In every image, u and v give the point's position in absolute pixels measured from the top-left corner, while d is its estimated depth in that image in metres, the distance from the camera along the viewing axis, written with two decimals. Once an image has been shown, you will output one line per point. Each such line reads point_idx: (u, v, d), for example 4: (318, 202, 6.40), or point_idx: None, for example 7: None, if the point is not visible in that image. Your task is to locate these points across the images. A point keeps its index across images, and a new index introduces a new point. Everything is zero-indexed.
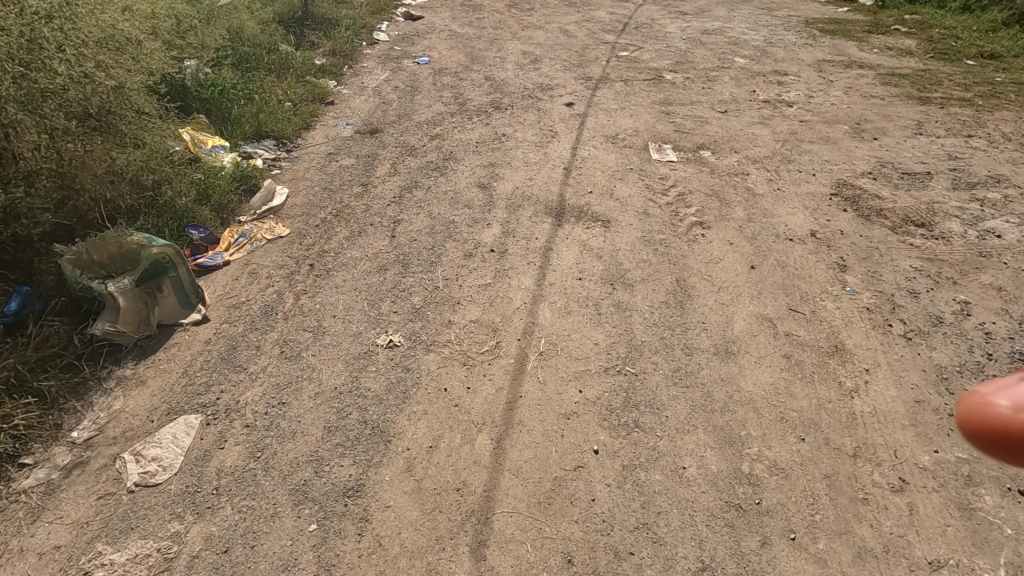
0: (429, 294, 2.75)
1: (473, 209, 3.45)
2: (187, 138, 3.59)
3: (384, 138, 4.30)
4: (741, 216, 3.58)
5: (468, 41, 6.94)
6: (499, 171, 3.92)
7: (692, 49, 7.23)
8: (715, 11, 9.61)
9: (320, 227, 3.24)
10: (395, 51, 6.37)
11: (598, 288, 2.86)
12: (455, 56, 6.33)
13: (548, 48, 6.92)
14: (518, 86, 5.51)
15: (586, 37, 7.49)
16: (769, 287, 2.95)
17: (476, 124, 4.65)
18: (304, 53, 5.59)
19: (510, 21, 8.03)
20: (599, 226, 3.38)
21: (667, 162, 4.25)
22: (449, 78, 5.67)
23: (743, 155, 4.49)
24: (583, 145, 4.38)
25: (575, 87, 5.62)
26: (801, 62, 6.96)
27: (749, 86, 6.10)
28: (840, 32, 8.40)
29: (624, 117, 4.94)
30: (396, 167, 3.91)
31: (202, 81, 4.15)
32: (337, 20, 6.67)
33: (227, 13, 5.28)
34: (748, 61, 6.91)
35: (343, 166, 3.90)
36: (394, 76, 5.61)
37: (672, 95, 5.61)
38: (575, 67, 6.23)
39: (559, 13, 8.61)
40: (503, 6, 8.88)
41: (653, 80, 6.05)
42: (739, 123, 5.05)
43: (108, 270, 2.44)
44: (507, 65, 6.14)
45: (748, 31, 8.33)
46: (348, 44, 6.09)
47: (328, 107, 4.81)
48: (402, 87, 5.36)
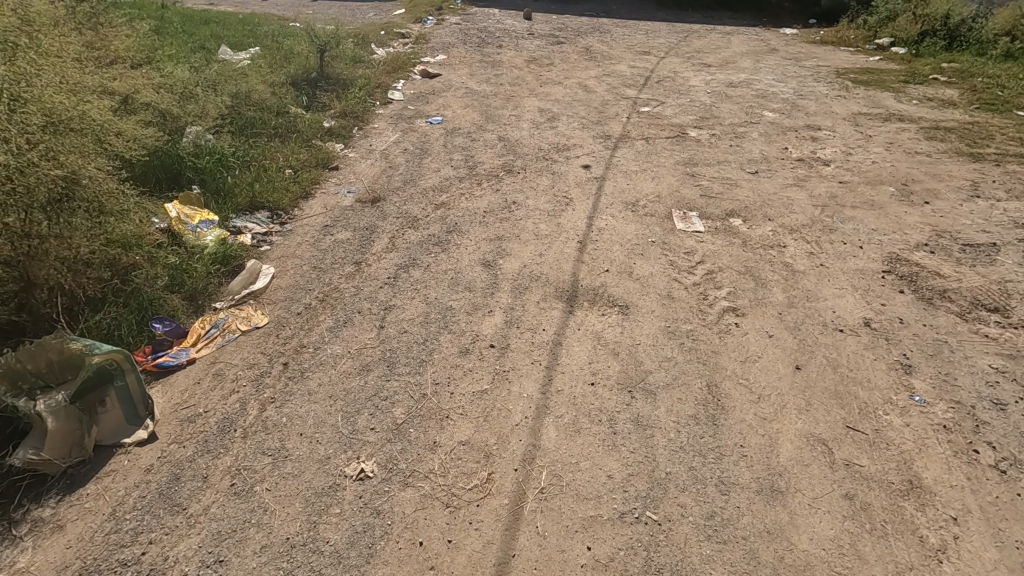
0: (414, 405, 2.36)
1: (474, 292, 3.09)
2: (171, 215, 3.37)
3: (385, 208, 4.03)
4: (780, 299, 3.13)
5: (484, 99, 6.79)
6: (507, 245, 3.58)
7: (718, 103, 6.94)
8: (740, 62, 9.39)
9: (302, 315, 2.90)
10: (409, 111, 6.23)
11: (613, 397, 2.42)
12: (469, 115, 6.16)
13: (565, 104, 6.72)
14: (533, 147, 5.24)
15: (605, 92, 7.29)
16: (818, 396, 2.47)
17: (485, 190, 4.36)
18: (314, 116, 5.46)
19: (528, 77, 7.91)
20: (615, 313, 2.98)
21: (693, 233, 3.86)
22: (462, 138, 5.45)
23: (778, 223, 4.07)
24: (600, 213, 4.02)
25: (593, 146, 5.33)
26: (835, 115, 6.58)
27: (780, 142, 5.73)
28: (874, 83, 8.02)
29: (646, 181, 4.60)
30: (396, 241, 3.60)
31: (198, 152, 3.98)
32: (352, 80, 6.61)
33: (236, 79, 5.21)
34: (777, 116, 6.57)
35: (338, 240, 3.61)
36: (404, 138, 5.42)
37: (697, 154, 5.28)
38: (593, 125, 5.97)
39: (578, 68, 8.49)
40: (522, 61, 8.81)
41: (677, 138, 5.73)
42: (772, 186, 4.65)
43: (44, 379, 2.13)
44: (523, 123, 5.92)
45: (775, 82, 8.03)
46: (361, 105, 5.98)
47: (332, 173, 4.59)
48: (412, 149, 5.15)
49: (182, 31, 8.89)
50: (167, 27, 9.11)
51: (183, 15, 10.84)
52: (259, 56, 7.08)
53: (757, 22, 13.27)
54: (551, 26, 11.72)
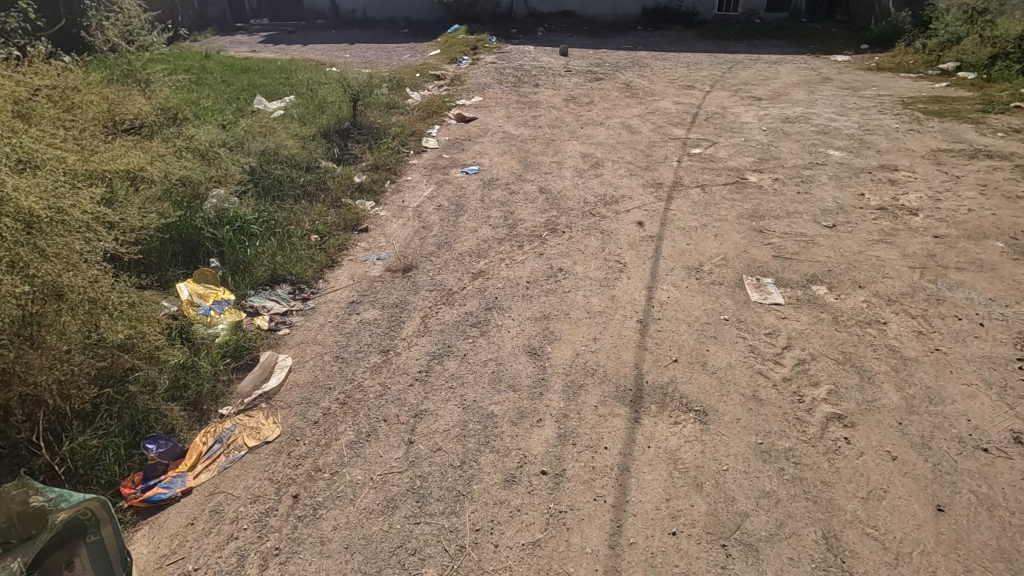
0: (451, 563, 1.88)
1: (520, 392, 2.62)
2: (183, 299, 3.05)
3: (418, 278, 3.63)
4: (896, 400, 2.55)
5: (522, 144, 6.44)
6: (556, 326, 3.11)
7: (776, 142, 6.39)
8: (793, 94, 8.83)
9: (320, 424, 2.48)
10: (444, 160, 5.92)
11: (702, 555, 1.89)
12: (507, 163, 5.79)
13: (609, 148, 6.29)
14: (577, 199, 4.81)
15: (651, 132, 6.85)
16: (976, 559, 1.89)
17: (528, 254, 3.92)
18: (345, 170, 5.18)
19: (568, 117, 7.55)
20: (690, 422, 2.45)
21: (771, 307, 3.31)
22: (500, 190, 5.07)
23: (871, 291, 3.48)
24: (660, 282, 3.53)
25: (644, 198, 4.85)
26: (911, 152, 5.94)
27: (855, 187, 5.13)
28: (949, 113, 7.34)
29: (708, 239, 4.09)
30: (428, 321, 3.18)
31: (216, 222, 3.71)
32: (385, 129, 6.36)
33: (264, 137, 5.00)
34: (844, 155, 5.97)
35: (364, 320, 3.21)
36: (439, 192, 5.08)
37: (761, 203, 4.74)
38: (642, 171, 5.53)
39: (620, 106, 8.09)
40: (560, 101, 8.48)
41: (736, 184, 5.22)
42: (855, 242, 4.06)
43: (5, 537, 1.75)
44: (565, 171, 5.51)
45: (836, 116, 7.43)
46: (394, 157, 5.70)
47: (361, 235, 4.25)
48: (447, 205, 4.79)
49: (220, 82, 8.95)
50: (207, 79, 9.19)
51: (225, 64, 11.03)
52: (292, 107, 6.95)
53: (804, 50, 12.70)
54: (588, 62, 11.45)
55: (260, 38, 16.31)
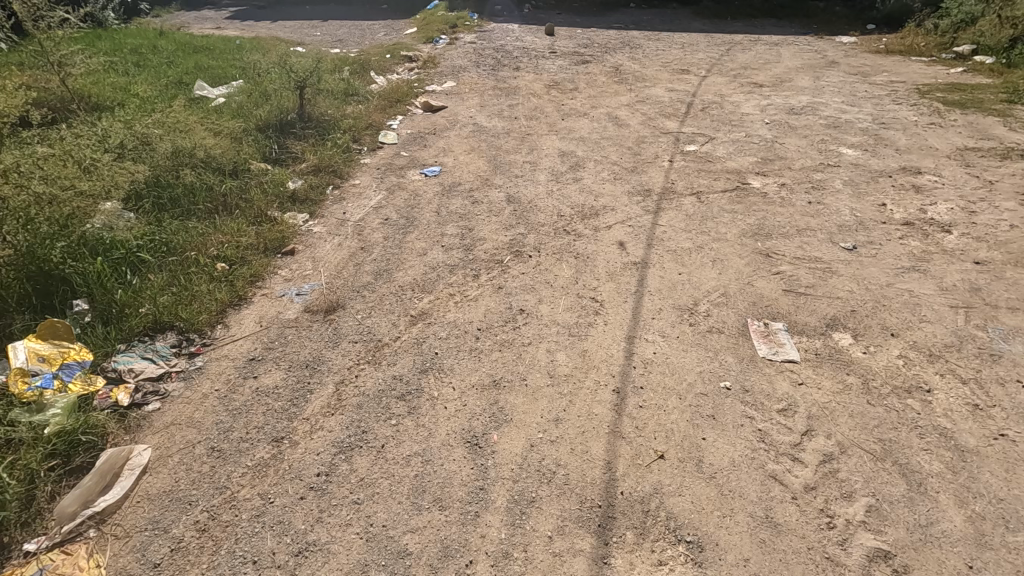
0: None
1: (448, 512, 1.92)
2: (17, 368, 2.35)
3: (342, 323, 2.90)
4: (960, 526, 1.87)
5: (493, 139, 5.66)
6: (507, 398, 2.39)
7: (781, 138, 5.64)
8: (797, 80, 8.05)
9: (163, 569, 1.78)
10: (401, 160, 5.15)
11: None
12: (474, 163, 5.04)
13: (592, 143, 5.53)
14: (550, 211, 4.07)
15: (640, 125, 6.08)
16: None
17: (484, 286, 3.20)
18: (278, 173, 4.40)
19: (548, 107, 6.76)
20: (679, 564, 1.77)
21: (783, 366, 2.61)
22: (460, 198, 4.32)
23: (907, 341, 2.79)
24: (644, 329, 2.82)
25: (629, 209, 4.12)
26: (934, 151, 5.22)
27: (874, 195, 4.42)
28: (972, 103, 6.61)
29: (704, 267, 3.37)
30: (343, 391, 2.45)
31: (90, 251, 2.97)
32: (336, 123, 5.55)
33: (180, 137, 4.21)
34: (858, 154, 5.25)
35: (261, 388, 2.48)
36: (389, 200, 4.32)
37: (766, 216, 4.02)
38: (627, 174, 4.79)
39: (606, 94, 7.29)
40: (542, 87, 7.67)
41: (735, 191, 4.50)
42: (881, 271, 3.36)
43: None
44: (539, 174, 4.75)
45: (846, 106, 6.69)
46: (342, 156, 4.91)
47: (285, 259, 3.50)
48: (396, 217, 4.04)
49: (165, 65, 8.07)
50: (152, 61, 8.29)
51: (178, 44, 10.07)
52: (234, 96, 6.11)
53: (807, 30, 11.87)
54: (576, 43, 10.57)
55: (227, 15, 15.21)
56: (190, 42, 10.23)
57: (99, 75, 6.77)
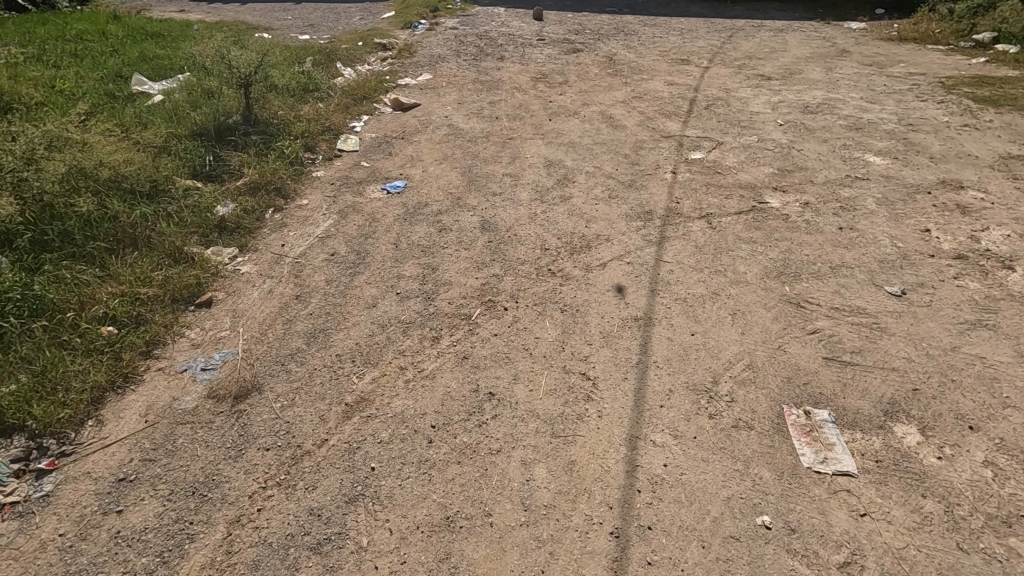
0: None
1: None
2: None
3: (254, 415, 2.21)
4: None
5: (470, 145, 4.93)
6: (464, 549, 1.73)
7: (798, 143, 4.95)
8: (808, 71, 7.34)
9: None
10: (361, 172, 4.42)
11: None
12: (446, 177, 4.32)
13: (583, 150, 4.83)
14: (532, 243, 3.37)
15: (638, 127, 5.37)
16: None
17: (446, 354, 2.51)
18: (205, 195, 3.67)
19: (534, 104, 6.03)
20: None
21: (836, 485, 1.96)
22: (426, 224, 3.61)
23: (993, 439, 2.14)
24: (650, 425, 2.15)
25: (627, 239, 3.43)
26: (974, 160, 4.56)
27: (914, 218, 3.75)
28: (1004, 99, 5.95)
29: (721, 325, 2.70)
30: (237, 536, 1.78)
31: None
32: (287, 126, 4.79)
33: (79, 155, 3.45)
34: (887, 163, 4.59)
35: (123, 531, 1.80)
36: (341, 226, 3.60)
37: (791, 248, 3.36)
38: (624, 190, 4.11)
39: (599, 88, 6.55)
40: (528, 80, 6.91)
41: (751, 212, 3.83)
42: (940, 328, 2.70)
43: None
44: (521, 191, 4.05)
45: (866, 102, 6.01)
46: (289, 170, 4.17)
47: (198, 314, 2.79)
48: (345, 250, 3.32)
49: (106, 55, 7.21)
50: (94, 49, 7.42)
51: (132, 27, 9.16)
52: (173, 94, 5.32)
53: (812, 15, 11.13)
54: (566, 29, 9.78)
55: None
56: (145, 26, 9.34)
57: (20, 68, 5.93)
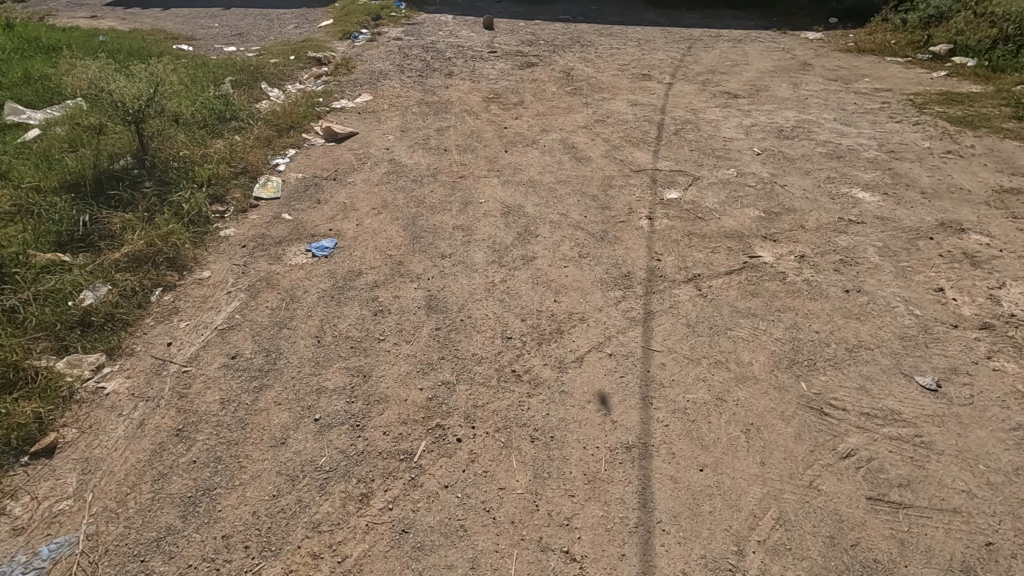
0: None
1: None
2: None
3: None
4: None
5: (415, 186, 4.25)
6: None
7: (779, 176, 4.49)
8: (774, 87, 6.97)
9: None
10: (282, 228, 3.68)
11: None
12: (385, 232, 3.63)
13: (545, 190, 4.23)
14: (491, 329, 2.73)
15: (604, 159, 4.80)
16: None
17: (379, 526, 1.84)
18: (68, 276, 2.86)
19: (487, 131, 5.39)
20: None
21: None
22: (358, 304, 2.92)
23: None
24: None
25: (605, 318, 2.83)
26: (967, 195, 4.19)
27: (922, 272, 3.31)
28: (979, 119, 5.69)
29: (734, 448, 2.13)
30: None
31: None
32: (191, 170, 3.98)
33: None
34: (878, 199, 4.17)
35: None
36: (249, 310, 2.86)
37: (797, 323, 2.83)
38: (595, 245, 3.52)
39: (558, 110, 5.96)
40: (479, 101, 6.26)
41: (743, 271, 3.30)
42: (993, 438, 2.21)
43: None
44: (475, 250, 3.40)
45: (841, 123, 5.64)
46: (187, 233, 3.39)
47: (33, 472, 2.03)
48: (251, 349, 2.59)
49: None
50: None
51: (25, 38, 8.02)
52: (51, 128, 4.40)
53: (768, 23, 10.90)
54: (518, 39, 9.18)
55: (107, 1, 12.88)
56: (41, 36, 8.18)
57: None
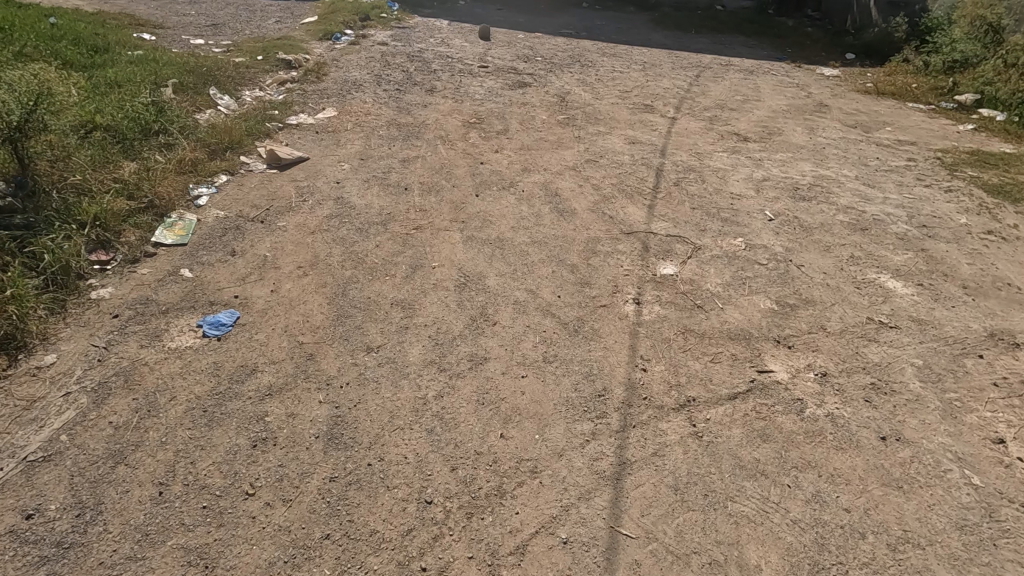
0: None
1: None
2: None
3: None
4: None
5: (357, 238, 3.50)
6: None
7: (795, 252, 3.78)
8: (788, 131, 6.29)
9: None
10: (174, 290, 2.91)
11: None
12: (304, 304, 2.88)
13: (514, 253, 3.49)
14: (405, 485, 1.98)
15: (590, 213, 4.08)
16: None
17: None
18: None
19: (460, 165, 4.65)
20: None
21: None
22: (234, 426, 2.16)
23: None
24: None
25: (565, 471, 2.10)
26: (1017, 295, 3.50)
27: (976, 411, 2.60)
28: (1019, 189, 5.01)
29: None
30: None
31: None
32: (76, 204, 3.21)
33: None
34: (912, 291, 3.47)
35: None
36: (82, 430, 2.11)
37: (822, 494, 2.12)
38: (567, 342, 2.78)
39: (545, 145, 5.24)
40: (457, 126, 5.52)
41: (751, 395, 2.58)
42: None
43: None
44: (410, 344, 2.66)
45: (863, 184, 4.96)
46: (40, 298, 2.64)
47: None
48: (59, 504, 1.84)
49: None
50: None
51: None
52: None
53: (781, 54, 10.24)
54: (514, 54, 8.46)
55: None
56: None
57: None
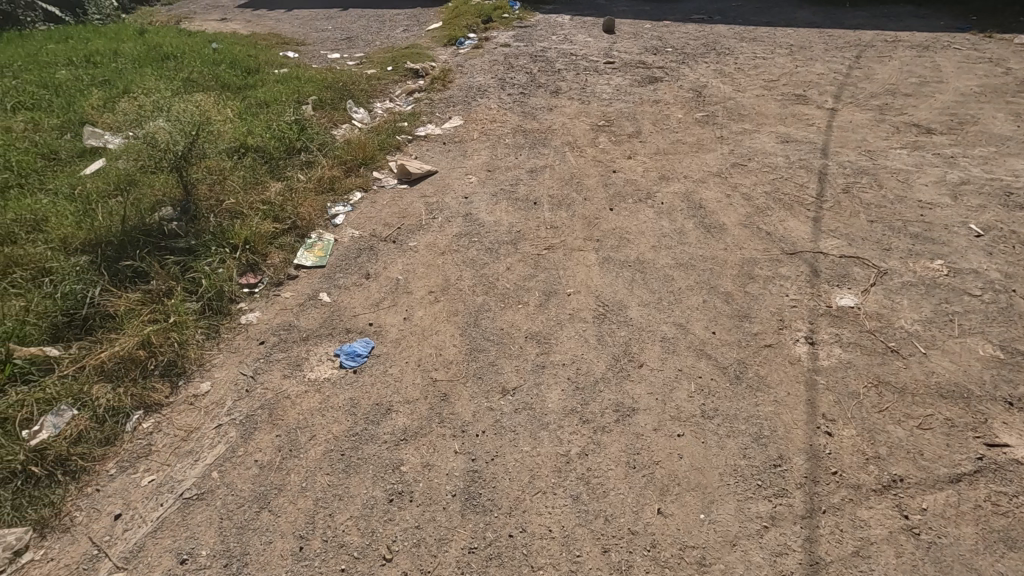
0: None
1: None
2: None
3: None
4: None
5: (488, 259, 3.34)
6: None
7: (1018, 279, 3.01)
8: (986, 119, 5.19)
9: None
10: (314, 315, 2.93)
11: None
12: (436, 335, 2.75)
13: (658, 278, 3.12)
14: (552, 568, 1.77)
15: (743, 228, 3.57)
16: None
17: None
18: (36, 392, 2.29)
19: (590, 175, 4.34)
20: None
21: None
22: (371, 474, 2.07)
23: None
24: None
25: (739, 568, 1.76)
26: None
27: None
28: None
29: None
30: None
31: None
32: (229, 227, 3.36)
33: None
34: None
35: None
36: (232, 468, 2.12)
37: None
38: (728, 391, 2.38)
39: (683, 148, 4.76)
40: (586, 130, 5.20)
41: (981, 479, 2.02)
42: None
43: None
44: (549, 386, 2.41)
45: None
46: (199, 323, 2.75)
47: None
48: (210, 550, 1.84)
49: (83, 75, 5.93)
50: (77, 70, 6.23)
51: (146, 36, 8.06)
52: (111, 161, 4.02)
53: (964, 23, 8.63)
54: (642, 46, 7.93)
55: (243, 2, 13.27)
56: (160, 36, 8.22)
57: None
